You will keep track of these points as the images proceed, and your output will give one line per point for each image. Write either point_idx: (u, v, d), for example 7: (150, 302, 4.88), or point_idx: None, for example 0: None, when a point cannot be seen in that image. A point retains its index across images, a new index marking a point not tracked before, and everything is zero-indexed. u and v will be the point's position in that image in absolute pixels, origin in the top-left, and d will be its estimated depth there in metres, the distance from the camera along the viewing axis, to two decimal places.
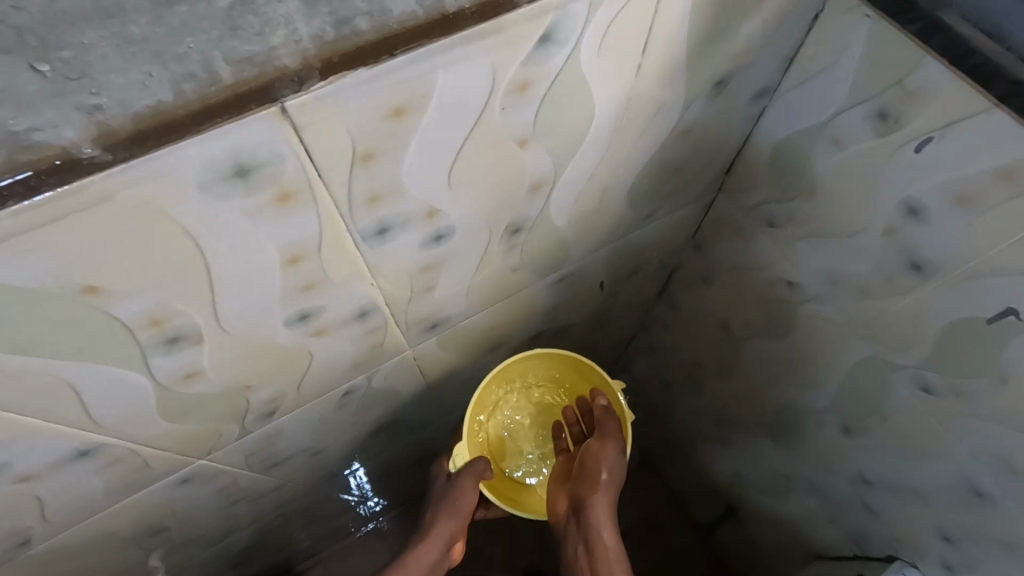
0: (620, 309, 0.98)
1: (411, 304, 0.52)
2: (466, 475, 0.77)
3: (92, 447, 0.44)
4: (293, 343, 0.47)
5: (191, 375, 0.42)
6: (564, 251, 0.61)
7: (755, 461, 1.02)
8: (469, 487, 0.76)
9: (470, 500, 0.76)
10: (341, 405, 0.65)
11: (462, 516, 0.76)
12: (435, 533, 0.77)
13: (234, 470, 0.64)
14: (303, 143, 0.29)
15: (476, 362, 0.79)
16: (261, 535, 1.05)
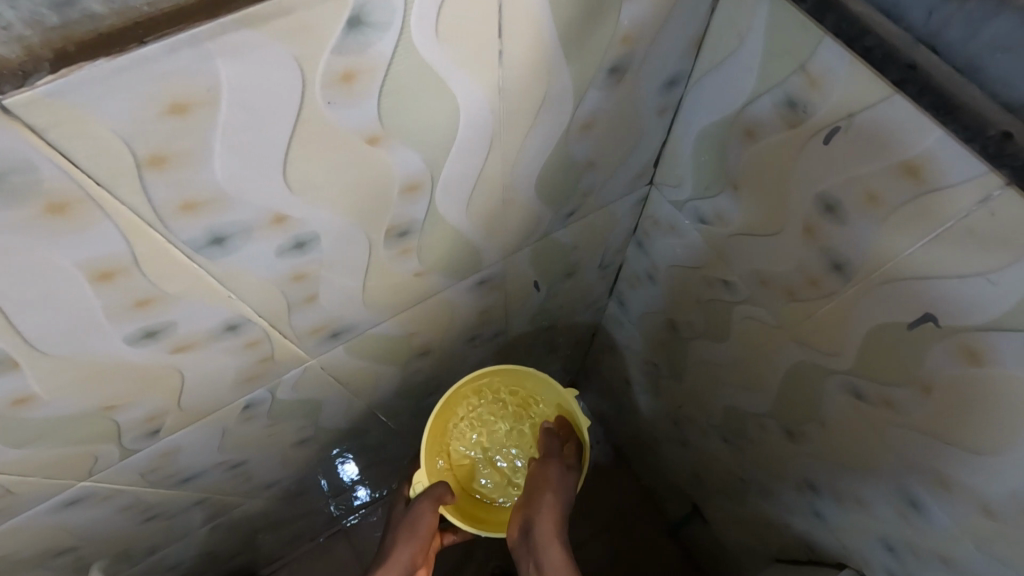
0: (569, 308, 0.95)
1: (295, 315, 0.49)
2: (422, 497, 0.71)
3: None
4: (151, 362, 0.43)
5: (21, 401, 0.39)
6: (476, 252, 0.57)
7: (714, 460, 1.00)
8: (426, 508, 0.70)
9: (430, 521, 0.69)
10: (247, 419, 0.61)
11: (422, 537, 0.69)
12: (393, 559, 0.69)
13: (134, 489, 0.61)
14: (53, 145, 0.25)
15: (406, 368, 0.76)
16: (206, 546, 1.02)
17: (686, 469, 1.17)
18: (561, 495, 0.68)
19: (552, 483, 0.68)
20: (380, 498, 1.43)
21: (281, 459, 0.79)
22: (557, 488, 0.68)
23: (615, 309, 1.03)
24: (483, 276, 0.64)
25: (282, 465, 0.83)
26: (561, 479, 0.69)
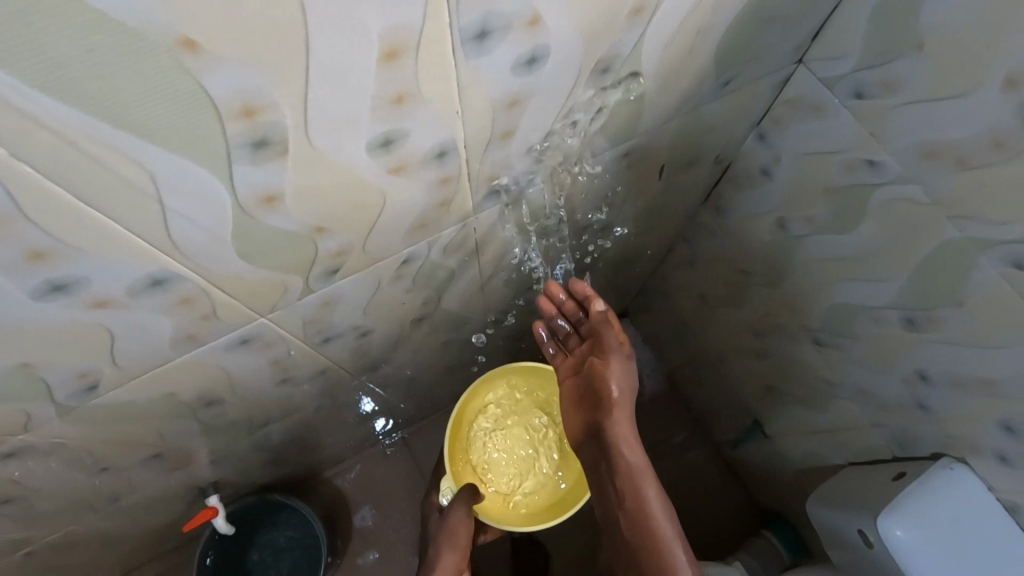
0: (669, 209, 0.97)
1: (489, 153, 0.49)
2: (455, 506, 0.91)
3: (167, 277, 0.42)
4: (372, 178, 0.44)
5: (271, 199, 0.39)
6: (641, 115, 0.58)
7: (795, 368, 1.05)
8: (461, 516, 0.90)
9: (467, 528, 0.89)
10: (399, 276, 0.63)
11: (461, 547, 0.89)
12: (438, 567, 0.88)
13: (292, 339, 0.63)
14: None
15: (530, 250, 0.77)
16: (298, 432, 1.06)
17: (757, 382, 1.21)
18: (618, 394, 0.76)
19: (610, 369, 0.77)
20: (426, 417, 1.54)
21: (399, 337, 0.82)
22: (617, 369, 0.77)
23: (708, 216, 1.05)
24: (630, 148, 0.65)
25: (398, 344, 0.86)
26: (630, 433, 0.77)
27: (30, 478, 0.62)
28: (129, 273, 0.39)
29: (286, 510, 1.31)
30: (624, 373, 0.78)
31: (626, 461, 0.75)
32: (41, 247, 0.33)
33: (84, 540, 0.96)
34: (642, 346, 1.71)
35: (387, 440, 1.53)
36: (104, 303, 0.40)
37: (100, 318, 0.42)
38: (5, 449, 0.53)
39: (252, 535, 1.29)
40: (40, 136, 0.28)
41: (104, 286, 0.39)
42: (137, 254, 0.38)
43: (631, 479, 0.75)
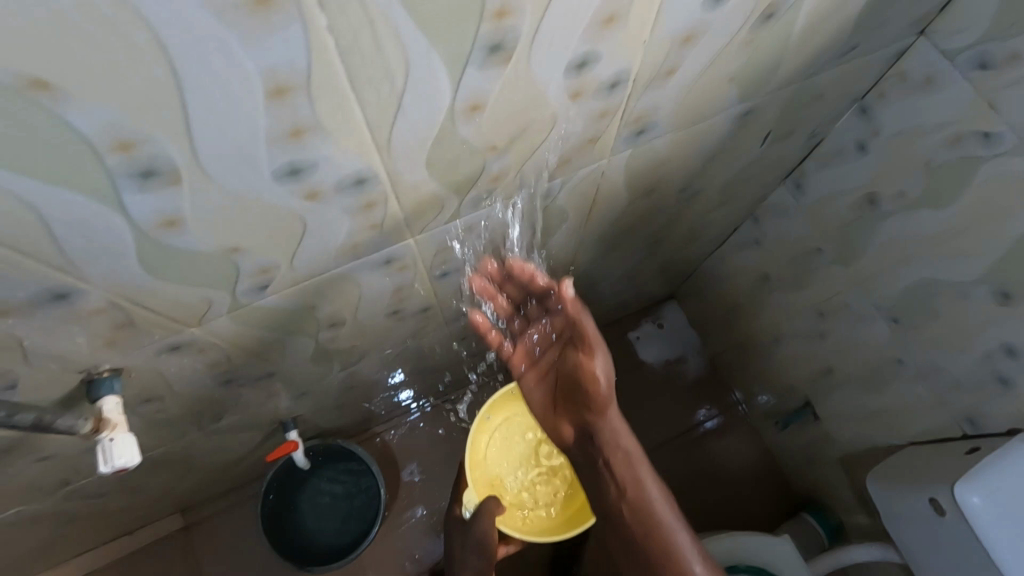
0: (752, 182, 1.00)
1: (646, 91, 0.53)
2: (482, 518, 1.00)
3: (369, 176, 0.45)
4: (554, 99, 0.47)
5: (474, 107, 0.43)
6: (772, 72, 0.61)
7: (858, 348, 1.08)
8: (486, 527, 0.99)
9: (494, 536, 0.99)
10: (525, 214, 0.67)
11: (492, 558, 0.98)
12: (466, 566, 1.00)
13: (420, 266, 0.67)
14: None
15: (630, 205, 0.81)
16: (373, 377, 1.10)
17: (813, 364, 1.24)
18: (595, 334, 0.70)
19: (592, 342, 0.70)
20: (474, 382, 1.58)
21: None
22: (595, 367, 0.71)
23: (785, 194, 1.07)
24: (749, 108, 0.68)
25: (490, 292, 0.90)
26: (606, 422, 0.75)
27: (173, 380, 0.66)
28: (347, 166, 0.43)
29: (335, 474, 1.36)
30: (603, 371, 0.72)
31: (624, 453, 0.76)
32: (304, 122, 0.36)
33: (172, 461, 1.00)
34: (685, 329, 1.74)
35: (436, 401, 1.58)
36: (315, 194, 0.44)
37: (304, 209, 0.45)
38: (173, 340, 0.57)
39: (303, 500, 1.34)
40: (352, 10, 0.31)
41: (324, 176, 0.43)
42: (359, 148, 0.42)
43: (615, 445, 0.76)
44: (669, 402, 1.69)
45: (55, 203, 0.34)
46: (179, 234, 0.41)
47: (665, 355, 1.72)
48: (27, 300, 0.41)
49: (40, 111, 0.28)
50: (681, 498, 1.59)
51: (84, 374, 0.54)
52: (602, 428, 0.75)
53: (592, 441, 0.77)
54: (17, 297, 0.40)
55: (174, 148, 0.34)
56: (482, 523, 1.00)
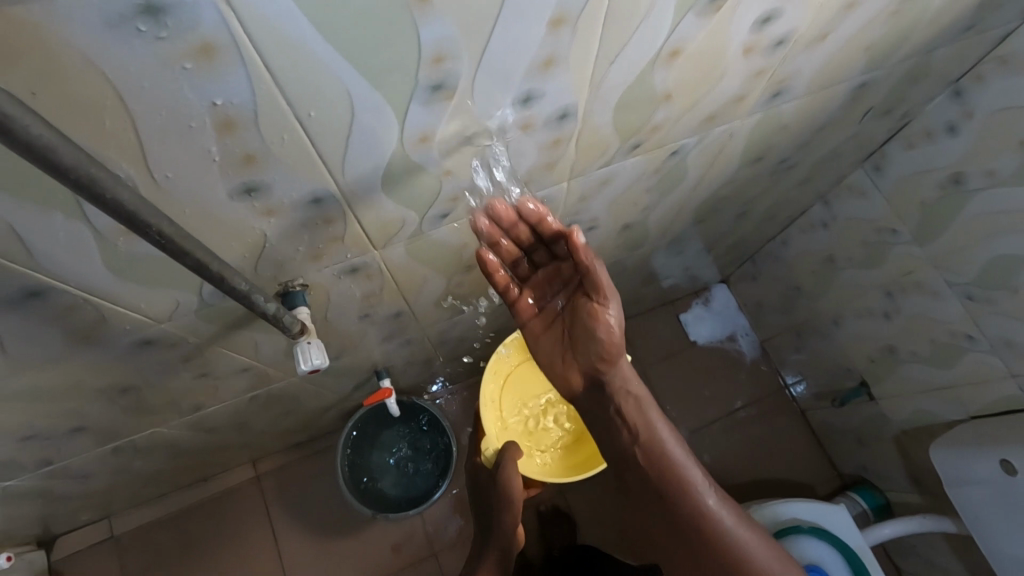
0: (837, 161, 1.05)
1: (799, 53, 0.59)
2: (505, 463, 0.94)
3: (570, 113, 0.52)
4: (731, 53, 0.54)
5: (674, 53, 0.50)
6: (898, 44, 0.68)
7: (926, 325, 1.13)
8: (513, 474, 0.92)
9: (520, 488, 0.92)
10: (657, 169, 0.73)
11: (516, 506, 0.93)
12: (501, 520, 0.94)
13: (558, 213, 0.74)
14: None
15: (737, 171, 0.87)
16: (462, 334, 1.17)
17: (875, 343, 1.29)
18: (608, 282, 0.68)
19: (606, 292, 0.67)
20: None
21: (601, 241, 0.93)
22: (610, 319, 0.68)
23: (863, 175, 1.13)
24: (867, 80, 0.74)
25: (593, 251, 0.96)
26: (607, 328, 0.69)
27: (333, 306, 0.73)
28: (562, 101, 0.50)
29: (405, 428, 1.40)
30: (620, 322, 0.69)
31: (636, 407, 0.74)
32: (558, 53, 0.43)
33: (279, 399, 1.08)
34: (735, 313, 1.80)
35: None
36: (527, 126, 0.51)
37: (513, 139, 0.52)
38: (355, 263, 0.64)
39: (375, 446, 1.38)
40: None
41: (543, 108, 0.49)
42: (578, 84, 0.48)
43: (646, 417, 0.74)
44: (718, 382, 1.75)
45: (366, 108, 0.40)
46: (423, 151, 0.48)
47: (715, 336, 1.78)
48: (293, 202, 0.47)
49: (405, 21, 0.34)
50: (729, 475, 1.65)
51: (282, 286, 0.61)
52: (614, 367, 0.73)
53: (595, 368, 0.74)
54: (289, 198, 0.47)
55: (466, 65, 0.40)
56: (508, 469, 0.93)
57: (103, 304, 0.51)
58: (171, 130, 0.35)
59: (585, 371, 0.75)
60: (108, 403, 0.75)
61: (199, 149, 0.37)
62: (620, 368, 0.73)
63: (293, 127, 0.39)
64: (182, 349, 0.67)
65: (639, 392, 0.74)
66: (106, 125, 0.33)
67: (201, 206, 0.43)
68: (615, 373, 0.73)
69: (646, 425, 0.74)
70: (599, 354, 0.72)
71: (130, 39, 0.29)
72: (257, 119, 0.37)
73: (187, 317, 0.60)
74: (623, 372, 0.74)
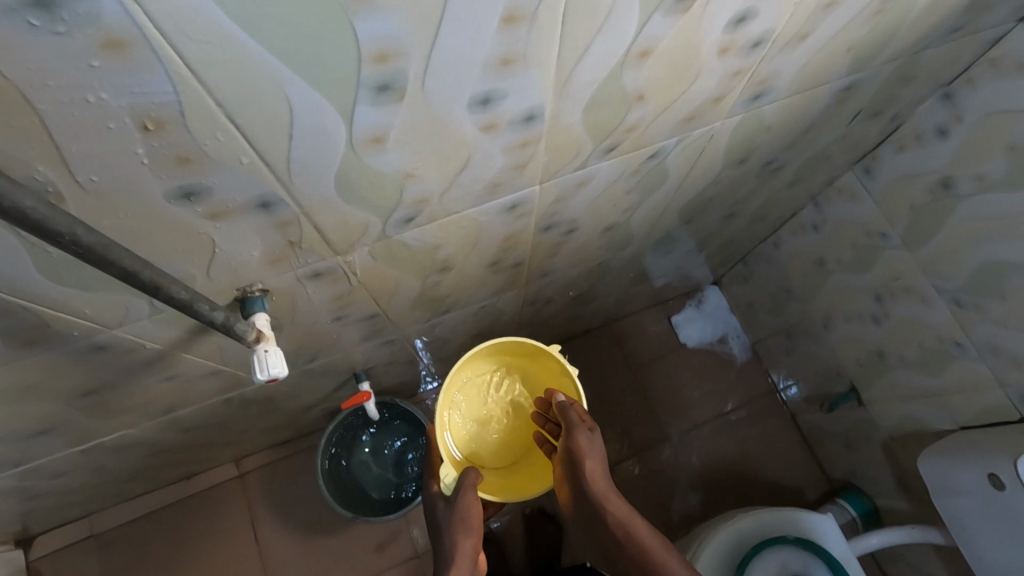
0: (826, 163, 1.03)
1: (779, 54, 0.57)
2: (464, 491, 0.82)
3: (536, 114, 0.50)
4: (706, 53, 0.52)
5: (643, 53, 0.48)
6: (885, 44, 0.65)
7: (915, 331, 1.11)
8: (471, 501, 0.81)
9: (479, 511, 0.81)
10: (635, 171, 0.71)
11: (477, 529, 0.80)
12: (458, 554, 0.79)
13: (533, 215, 0.72)
14: None
15: (722, 173, 0.85)
16: (444, 335, 1.15)
17: (864, 348, 1.27)
18: (587, 441, 0.76)
19: (586, 424, 0.77)
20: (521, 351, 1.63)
21: (582, 243, 0.91)
22: (589, 445, 0.75)
23: (853, 178, 1.11)
24: (853, 81, 0.72)
25: (574, 253, 0.94)
26: (589, 445, 0.75)
27: (301, 309, 0.71)
28: (526, 101, 0.47)
29: (391, 444, 1.38)
30: (594, 446, 0.76)
31: (613, 516, 0.73)
32: (516, 51, 0.41)
33: (256, 401, 1.06)
34: (726, 314, 1.78)
35: None
36: (490, 127, 0.49)
37: (475, 141, 0.50)
38: (319, 267, 0.62)
39: (353, 459, 1.36)
40: None
41: (506, 109, 0.47)
42: (541, 85, 0.46)
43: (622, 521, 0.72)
44: (708, 383, 1.73)
45: (307, 109, 0.38)
46: (378, 153, 0.45)
47: (706, 337, 1.76)
48: (240, 206, 0.45)
49: (339, 16, 0.32)
50: (717, 477, 1.63)
51: (240, 291, 0.59)
52: (589, 459, 0.75)
53: (573, 472, 0.76)
54: (234, 202, 0.44)
55: (414, 63, 0.38)
56: (467, 498, 0.81)
57: (48, 311, 0.50)
58: (89, 131, 0.33)
59: (568, 481, 0.76)
60: (71, 407, 0.74)
61: (124, 151, 0.35)
62: (598, 472, 0.75)
63: (227, 128, 0.36)
64: (142, 353, 0.66)
65: (617, 511, 0.73)
66: (14, 126, 0.31)
67: (137, 210, 0.41)
68: (589, 469, 0.74)
69: (626, 534, 0.72)
70: (582, 465, 0.75)
71: (23, 34, 0.26)
72: (185, 120, 0.35)
73: (142, 322, 0.58)
74: (596, 476, 0.75)
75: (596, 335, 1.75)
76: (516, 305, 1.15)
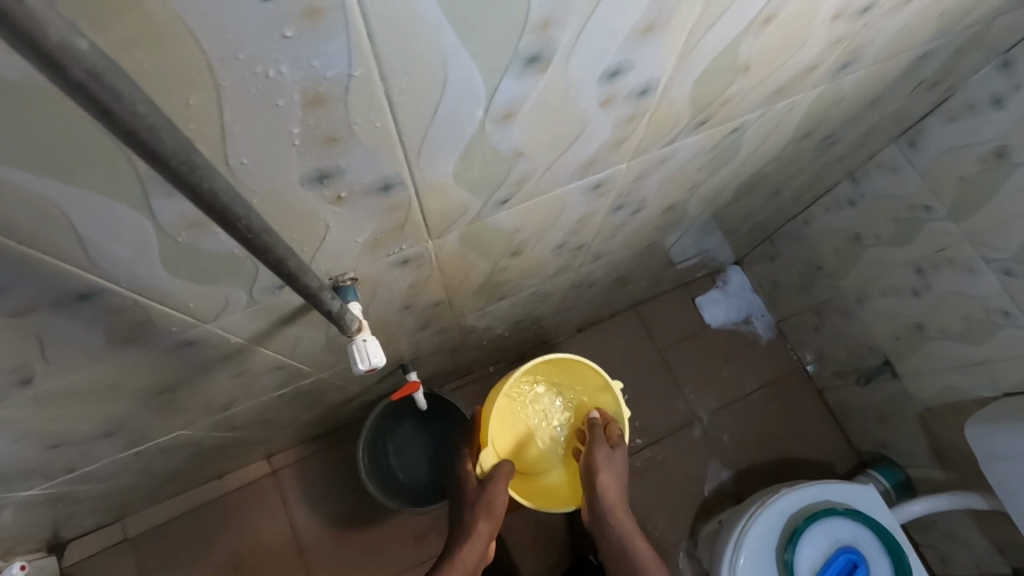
0: (874, 135, 1.03)
1: (881, 19, 0.56)
2: (498, 478, 0.87)
3: (653, 86, 0.48)
4: (821, 18, 0.50)
5: (766, 20, 0.47)
6: (971, 8, 0.65)
7: (963, 306, 1.12)
8: (500, 489, 0.85)
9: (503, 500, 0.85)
10: (713, 147, 0.70)
11: (497, 515, 0.85)
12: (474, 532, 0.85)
13: (610, 196, 0.70)
14: None
15: (783, 149, 0.84)
16: (491, 323, 1.14)
17: (902, 322, 1.28)
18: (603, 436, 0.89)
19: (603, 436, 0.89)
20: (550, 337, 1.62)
21: (643, 223, 0.90)
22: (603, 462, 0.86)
23: (896, 151, 1.11)
24: (929, 49, 0.71)
25: (630, 234, 0.93)
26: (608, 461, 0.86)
27: (378, 299, 0.69)
28: (650, 72, 0.46)
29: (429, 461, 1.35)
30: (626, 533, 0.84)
31: (618, 525, 0.84)
32: (659, 20, 0.39)
33: (306, 394, 1.04)
34: (750, 292, 1.79)
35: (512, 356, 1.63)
36: (608, 101, 0.47)
37: (590, 115, 0.48)
38: (409, 254, 0.60)
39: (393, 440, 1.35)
40: None
41: (630, 80, 0.46)
42: (669, 55, 0.45)
43: (624, 546, 0.84)
44: (736, 362, 1.73)
45: (457, 86, 0.36)
46: (503, 129, 0.44)
47: (731, 317, 1.77)
48: (363, 189, 0.43)
49: None
50: (748, 455, 1.65)
51: (332, 279, 0.57)
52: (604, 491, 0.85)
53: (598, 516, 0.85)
54: (360, 185, 0.43)
55: (568, 32, 0.36)
56: (496, 484, 0.86)
57: (153, 305, 0.48)
58: (256, 110, 0.31)
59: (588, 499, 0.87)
60: (141, 406, 0.71)
61: (282, 131, 0.33)
62: (604, 481, 0.85)
63: (382, 105, 0.35)
64: (221, 349, 0.64)
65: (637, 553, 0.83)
66: (188, 105, 0.29)
67: (271, 194, 0.39)
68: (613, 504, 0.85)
69: None
70: (603, 476, 0.86)
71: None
72: (348, 95, 0.33)
73: (233, 315, 0.56)
74: (610, 488, 0.85)
75: (622, 318, 1.75)
76: (564, 289, 1.13)
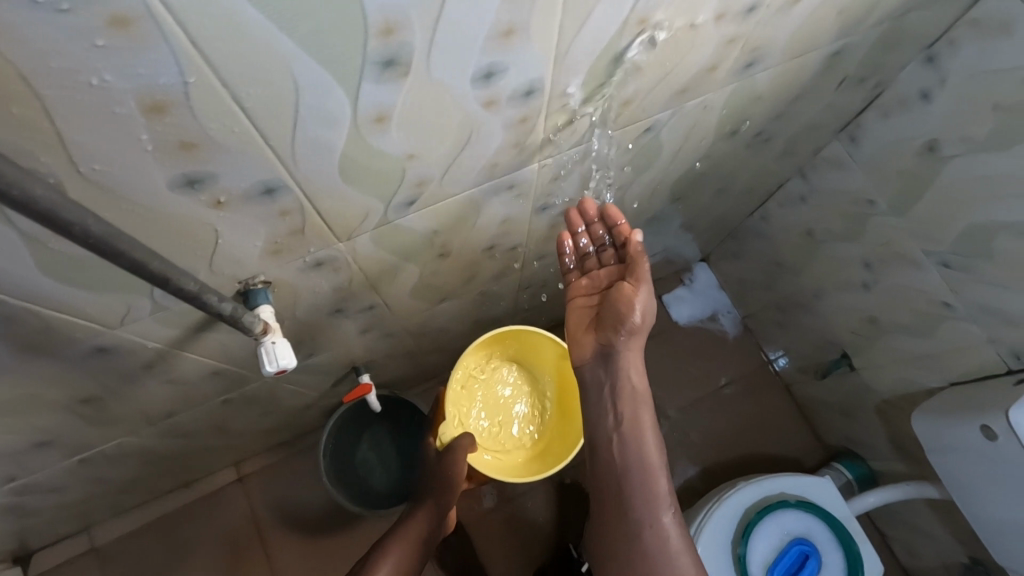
0: (813, 132, 1.04)
1: (773, 18, 0.57)
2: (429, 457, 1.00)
3: (537, 87, 0.49)
4: (703, 18, 0.52)
5: (641, 21, 0.48)
6: (872, 6, 0.66)
7: (908, 299, 1.13)
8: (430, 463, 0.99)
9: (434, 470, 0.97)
10: (631, 146, 0.71)
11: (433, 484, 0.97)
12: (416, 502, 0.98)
13: (531, 196, 0.71)
14: None
15: (712, 146, 0.85)
16: (443, 326, 1.15)
17: (856, 315, 1.30)
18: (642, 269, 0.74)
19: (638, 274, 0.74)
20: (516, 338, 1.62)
21: None
22: (638, 296, 0.74)
23: (838, 147, 1.12)
24: (841, 46, 0.73)
25: None
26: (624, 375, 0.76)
27: (303, 302, 0.70)
28: (528, 73, 0.47)
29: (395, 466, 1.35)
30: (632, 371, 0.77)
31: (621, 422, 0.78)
32: (518, 22, 0.41)
33: (256, 400, 1.05)
34: (716, 290, 1.80)
35: None
36: (491, 103, 0.48)
37: (477, 117, 0.49)
38: (321, 257, 0.61)
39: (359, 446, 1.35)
40: None
41: (508, 82, 0.47)
42: (544, 57, 0.46)
43: (639, 463, 0.77)
44: (703, 359, 1.75)
45: (312, 91, 0.37)
46: (381, 132, 0.45)
47: (697, 314, 1.78)
48: (243, 194, 0.44)
49: None
50: (716, 451, 1.66)
51: (242, 284, 0.58)
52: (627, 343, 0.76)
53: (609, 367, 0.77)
54: (238, 190, 0.43)
55: (419, 36, 0.37)
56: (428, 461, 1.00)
57: (47, 313, 0.48)
58: (94, 117, 0.32)
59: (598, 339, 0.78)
60: (72, 414, 0.72)
61: (130, 138, 0.34)
62: (630, 324, 0.74)
63: (233, 111, 0.36)
64: (141, 355, 0.64)
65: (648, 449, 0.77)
66: (13, 114, 0.30)
67: (140, 201, 0.40)
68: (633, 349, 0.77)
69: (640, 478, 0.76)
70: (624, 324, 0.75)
71: (29, 11, 0.26)
72: (190, 102, 0.34)
73: (142, 322, 0.57)
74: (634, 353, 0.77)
75: None
76: (515, 290, 1.14)
